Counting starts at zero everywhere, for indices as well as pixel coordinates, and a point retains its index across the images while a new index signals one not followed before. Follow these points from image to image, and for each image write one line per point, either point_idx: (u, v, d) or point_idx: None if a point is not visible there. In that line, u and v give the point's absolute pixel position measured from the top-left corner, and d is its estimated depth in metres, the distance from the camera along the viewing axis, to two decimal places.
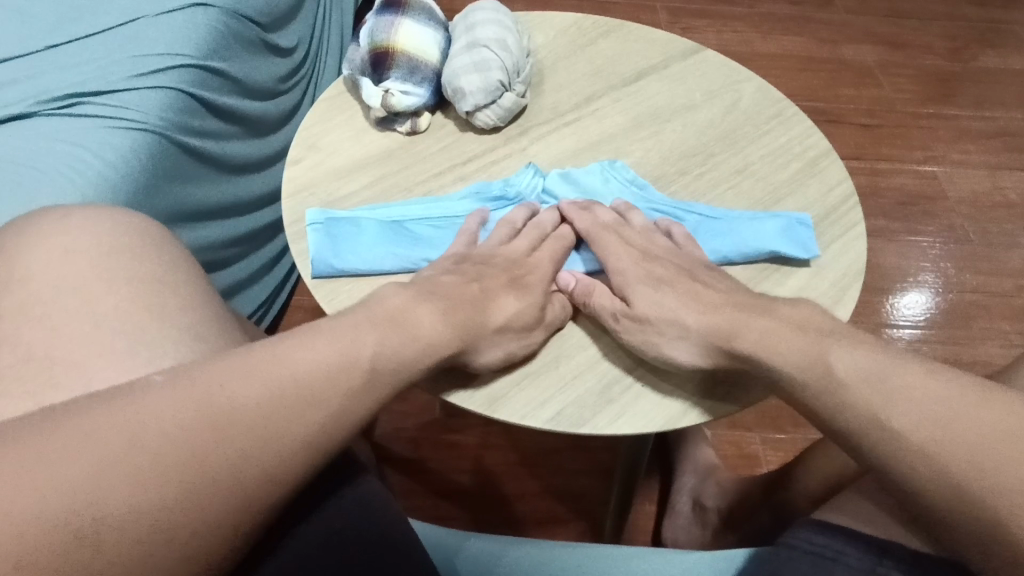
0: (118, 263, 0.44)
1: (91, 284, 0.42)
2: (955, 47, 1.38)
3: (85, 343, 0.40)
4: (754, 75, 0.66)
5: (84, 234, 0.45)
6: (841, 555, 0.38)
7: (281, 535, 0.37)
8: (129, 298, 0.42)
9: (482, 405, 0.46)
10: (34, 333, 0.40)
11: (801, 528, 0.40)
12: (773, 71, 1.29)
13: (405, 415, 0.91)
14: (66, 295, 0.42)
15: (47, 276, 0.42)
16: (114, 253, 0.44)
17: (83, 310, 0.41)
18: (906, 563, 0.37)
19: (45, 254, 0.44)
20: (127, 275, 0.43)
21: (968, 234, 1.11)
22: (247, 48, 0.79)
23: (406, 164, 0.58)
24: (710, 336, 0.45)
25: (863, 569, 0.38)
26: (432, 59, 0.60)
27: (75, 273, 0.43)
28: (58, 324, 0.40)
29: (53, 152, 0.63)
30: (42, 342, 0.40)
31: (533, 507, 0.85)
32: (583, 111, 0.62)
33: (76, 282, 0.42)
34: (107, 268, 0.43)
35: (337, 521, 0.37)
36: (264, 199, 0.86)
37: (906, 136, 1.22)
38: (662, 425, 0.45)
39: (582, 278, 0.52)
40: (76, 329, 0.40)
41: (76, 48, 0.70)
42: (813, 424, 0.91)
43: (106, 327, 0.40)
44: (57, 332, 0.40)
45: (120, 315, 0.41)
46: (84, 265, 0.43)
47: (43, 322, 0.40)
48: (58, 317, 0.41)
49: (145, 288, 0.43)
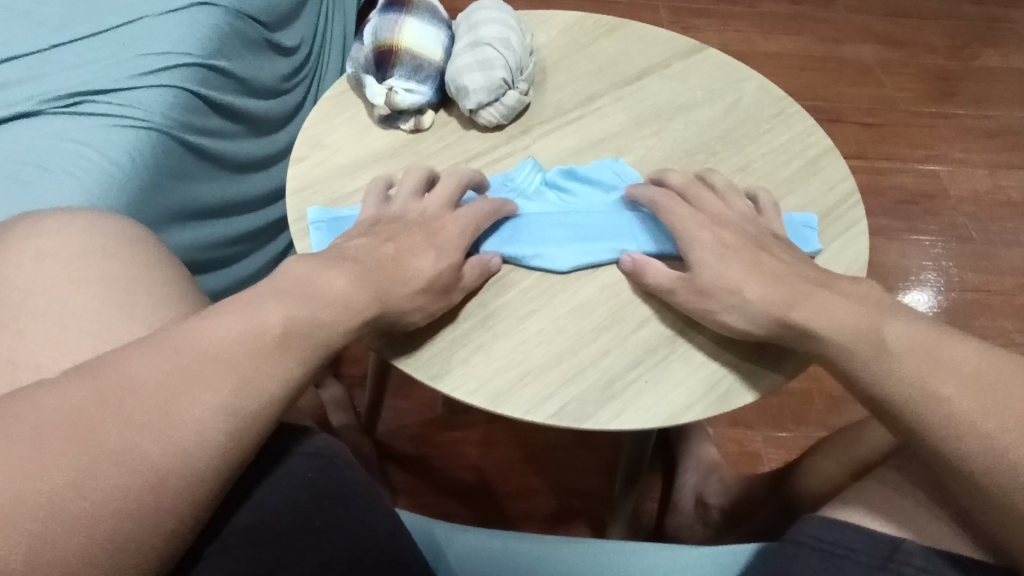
0: (89, 264, 0.44)
1: (60, 285, 0.42)
2: (956, 46, 1.39)
3: (64, 343, 0.40)
4: (755, 73, 0.66)
5: (61, 237, 0.45)
6: (852, 552, 0.38)
7: (258, 539, 0.36)
8: (98, 298, 0.42)
9: (485, 401, 0.47)
10: (4, 337, 0.40)
11: (808, 524, 0.41)
12: (773, 71, 1.30)
13: (408, 412, 0.91)
14: (35, 298, 0.42)
15: (19, 280, 0.43)
16: (88, 255, 0.44)
17: (53, 313, 0.41)
18: (921, 560, 0.37)
19: (19, 258, 0.44)
20: (102, 274, 0.43)
21: (969, 232, 1.11)
22: (250, 48, 0.79)
23: (409, 162, 0.58)
24: (738, 327, 0.46)
25: (876, 565, 0.38)
26: (436, 58, 0.61)
27: (44, 276, 0.43)
28: (26, 327, 0.40)
29: (59, 151, 0.64)
30: (11, 345, 0.40)
31: (536, 504, 0.85)
32: (585, 110, 0.63)
33: (53, 283, 0.42)
34: (77, 269, 0.43)
35: (317, 521, 0.38)
36: (267, 198, 0.86)
37: (907, 135, 1.22)
38: (665, 420, 0.46)
39: (586, 274, 0.52)
40: (43, 332, 0.40)
41: (80, 48, 0.70)
42: (815, 421, 0.91)
43: (74, 329, 0.41)
44: (24, 335, 0.40)
45: (91, 315, 0.41)
46: (55, 268, 0.43)
47: (12, 326, 0.40)
48: (26, 321, 0.41)
49: (121, 285, 0.43)
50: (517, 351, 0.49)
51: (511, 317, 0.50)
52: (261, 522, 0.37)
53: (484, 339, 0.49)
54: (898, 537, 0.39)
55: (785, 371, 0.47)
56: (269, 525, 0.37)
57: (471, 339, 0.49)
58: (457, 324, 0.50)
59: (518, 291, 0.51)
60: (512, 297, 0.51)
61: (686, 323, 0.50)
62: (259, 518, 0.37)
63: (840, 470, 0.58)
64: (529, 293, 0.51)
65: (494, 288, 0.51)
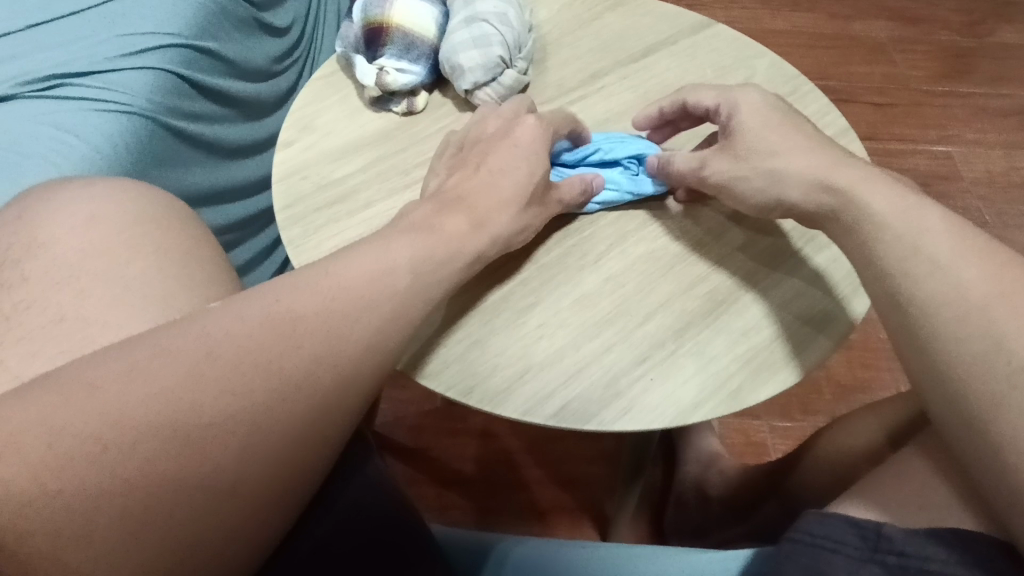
0: (140, 233, 0.41)
1: (119, 251, 0.40)
2: (971, 22, 1.34)
3: (117, 310, 0.37)
4: (767, 50, 0.63)
5: (109, 202, 0.43)
6: (841, 546, 0.35)
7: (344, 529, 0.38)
8: (159, 267, 0.40)
9: (481, 402, 0.44)
10: (64, 297, 0.38)
11: (803, 520, 0.38)
12: (782, 48, 1.26)
13: (406, 404, 0.89)
14: (95, 260, 0.40)
15: (72, 241, 0.40)
16: (142, 223, 0.42)
17: (119, 274, 0.39)
18: (905, 546, 0.35)
19: (68, 221, 0.41)
20: (157, 243, 0.41)
21: (983, 215, 1.07)
22: (239, 28, 0.76)
23: (402, 146, 0.55)
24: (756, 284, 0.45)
25: (862, 558, 0.35)
26: (430, 34, 0.57)
27: (105, 239, 0.40)
28: (86, 288, 0.38)
29: (35, 137, 0.61)
30: (72, 306, 0.38)
31: (541, 496, 0.83)
32: (587, 89, 0.60)
33: (103, 247, 0.40)
34: (136, 237, 0.41)
35: (381, 525, 0.40)
36: (257, 186, 0.82)
37: (919, 114, 1.18)
38: (672, 420, 0.43)
39: (586, 265, 0.50)
40: (105, 294, 0.38)
41: (58, 28, 0.67)
42: (825, 411, 0.88)
43: (137, 294, 0.38)
44: (86, 298, 0.38)
45: (149, 283, 0.39)
46: (111, 231, 0.41)
47: (77, 283, 0.38)
48: (89, 282, 0.39)
49: (175, 256, 0.41)
50: (516, 347, 0.46)
51: (510, 310, 0.48)
52: (346, 515, 0.38)
53: (482, 334, 0.46)
54: (880, 523, 0.36)
55: (797, 367, 0.45)
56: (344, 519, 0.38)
57: (467, 334, 0.47)
58: (454, 317, 0.47)
59: (586, 237, 0.51)
60: (576, 247, 0.51)
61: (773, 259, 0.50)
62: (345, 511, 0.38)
63: (853, 448, 0.56)
64: (593, 239, 0.51)
65: (493, 279, 0.49)
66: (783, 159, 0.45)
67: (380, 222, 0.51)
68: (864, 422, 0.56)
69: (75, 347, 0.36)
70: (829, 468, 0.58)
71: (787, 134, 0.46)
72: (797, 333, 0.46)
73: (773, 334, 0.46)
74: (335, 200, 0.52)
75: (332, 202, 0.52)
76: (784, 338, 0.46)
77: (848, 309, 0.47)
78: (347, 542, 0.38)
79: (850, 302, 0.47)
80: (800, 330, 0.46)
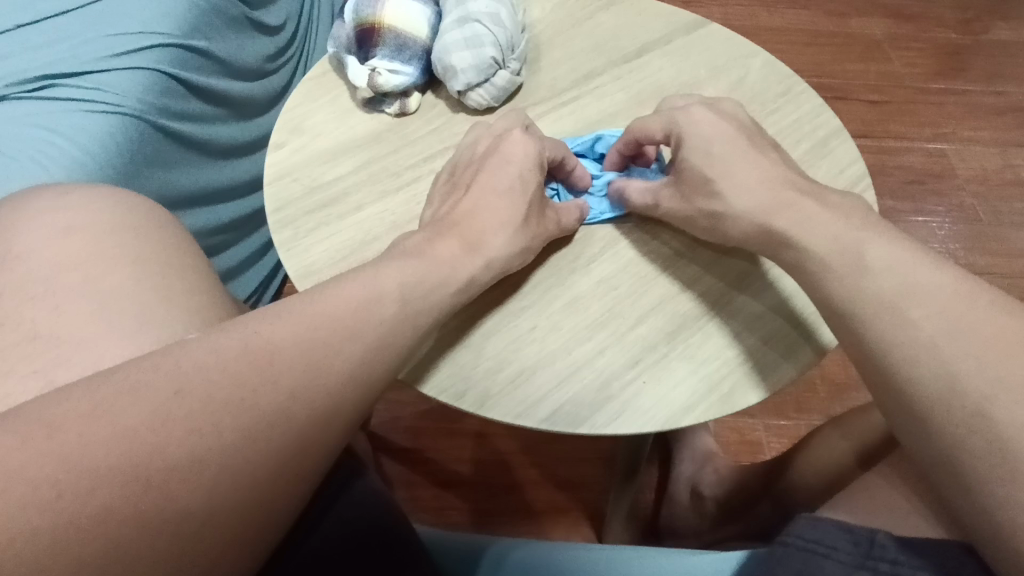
0: (121, 243, 0.41)
1: (94, 263, 0.40)
2: (966, 19, 1.34)
3: (94, 323, 0.37)
4: (760, 50, 0.62)
5: (89, 211, 0.42)
6: (834, 552, 0.36)
7: (339, 537, 0.39)
8: (135, 279, 0.40)
9: (473, 405, 0.44)
10: (39, 313, 0.38)
11: (796, 524, 0.38)
12: (778, 46, 1.25)
13: (402, 404, 0.88)
14: (70, 273, 0.39)
15: (48, 254, 0.40)
16: (121, 233, 0.42)
17: (95, 287, 0.39)
18: (895, 553, 0.35)
19: (48, 232, 0.41)
20: (132, 253, 0.41)
21: (977, 213, 1.08)
22: (231, 27, 0.76)
23: (394, 148, 0.55)
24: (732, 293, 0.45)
25: (854, 564, 0.35)
26: (422, 35, 0.57)
27: (83, 251, 0.40)
28: (61, 302, 0.38)
29: (25, 139, 0.61)
30: (46, 321, 0.37)
31: (538, 495, 0.83)
32: (581, 89, 0.59)
33: (76, 261, 0.40)
34: (114, 248, 0.41)
35: (376, 531, 0.41)
36: (249, 185, 0.82)
37: (915, 112, 1.18)
38: (663, 424, 0.43)
39: (578, 268, 0.50)
40: (81, 309, 0.38)
41: (47, 28, 0.67)
42: (820, 409, 0.88)
43: (114, 309, 0.38)
44: (61, 313, 0.38)
45: (132, 294, 0.39)
46: (85, 242, 0.41)
47: (51, 298, 0.38)
48: (63, 297, 0.38)
49: (152, 267, 0.41)
50: (509, 351, 0.46)
51: (503, 313, 0.47)
52: (338, 526, 0.40)
53: (475, 337, 0.46)
54: (873, 530, 0.36)
55: (789, 370, 0.45)
56: (338, 526, 0.40)
57: (461, 337, 0.46)
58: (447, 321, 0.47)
59: (579, 240, 0.51)
60: (569, 250, 0.51)
61: (749, 273, 0.49)
62: (337, 522, 0.40)
63: (834, 462, 0.57)
64: (585, 242, 0.51)
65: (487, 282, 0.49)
66: (739, 180, 0.45)
67: (371, 225, 0.51)
68: (838, 438, 0.57)
69: (51, 362, 0.35)
70: (814, 476, 0.58)
71: (753, 153, 0.47)
72: (781, 342, 0.46)
73: (765, 337, 0.46)
74: (326, 203, 0.52)
75: (323, 205, 0.52)
76: (774, 341, 0.46)
77: (817, 338, 0.46)
78: (342, 547, 0.39)
79: (818, 332, 0.46)
80: (792, 332, 0.46)
